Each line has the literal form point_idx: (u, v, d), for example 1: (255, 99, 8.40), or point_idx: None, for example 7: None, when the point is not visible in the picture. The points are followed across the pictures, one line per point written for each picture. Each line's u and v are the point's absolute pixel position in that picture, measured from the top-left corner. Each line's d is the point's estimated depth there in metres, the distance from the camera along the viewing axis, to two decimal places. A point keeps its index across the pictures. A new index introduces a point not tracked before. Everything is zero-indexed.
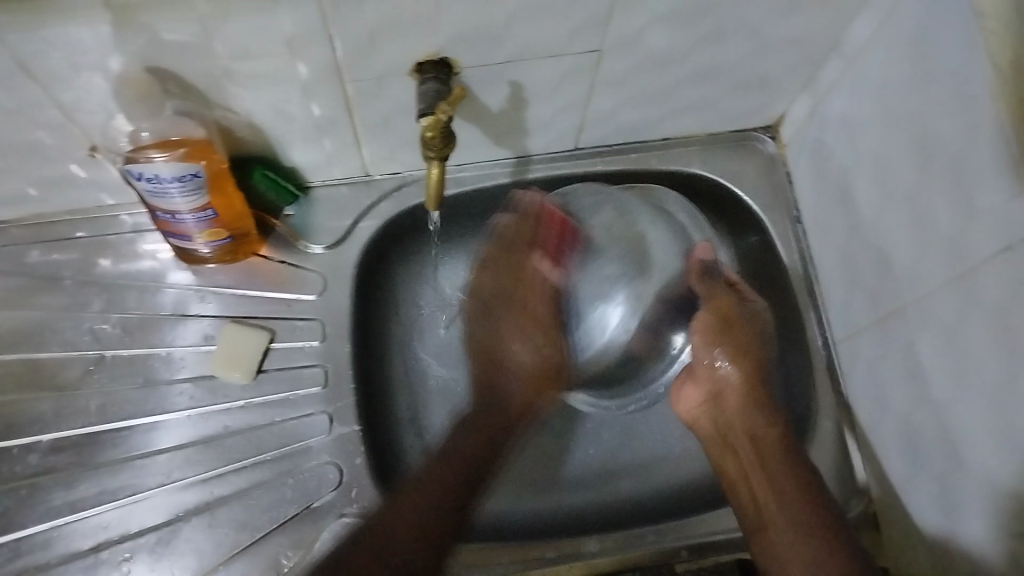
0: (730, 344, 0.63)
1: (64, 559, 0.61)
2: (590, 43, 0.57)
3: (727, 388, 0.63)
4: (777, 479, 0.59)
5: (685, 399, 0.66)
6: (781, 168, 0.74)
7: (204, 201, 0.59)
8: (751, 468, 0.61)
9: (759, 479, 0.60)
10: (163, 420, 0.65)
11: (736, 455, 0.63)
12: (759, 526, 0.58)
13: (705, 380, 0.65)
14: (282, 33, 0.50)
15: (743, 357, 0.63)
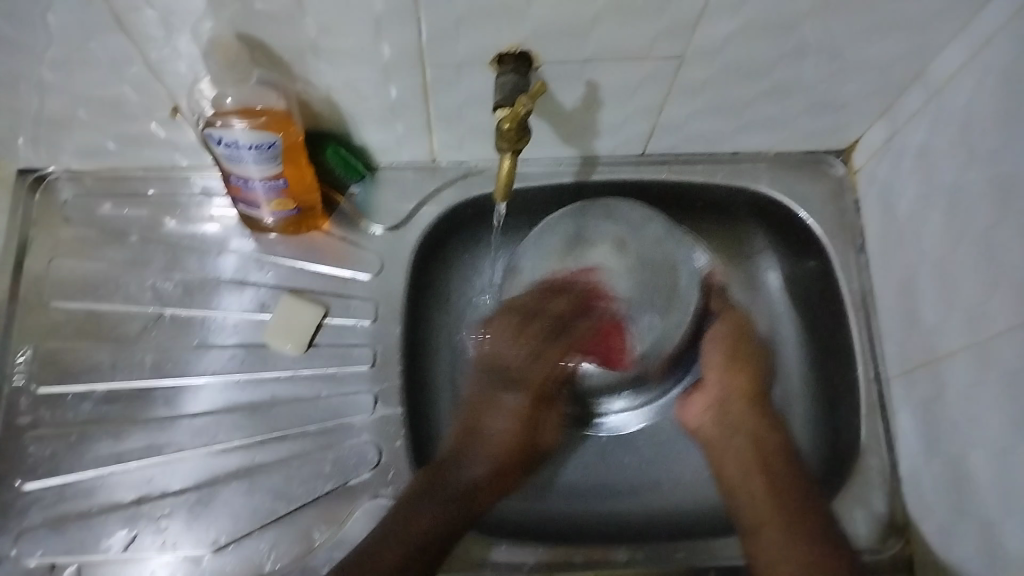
0: (735, 350, 0.68)
1: (105, 509, 0.62)
2: (675, 51, 0.56)
3: (728, 397, 0.67)
4: (762, 468, 0.63)
5: (694, 407, 0.69)
6: (849, 194, 0.73)
7: (277, 171, 0.59)
8: (755, 454, 0.64)
9: (759, 476, 0.62)
10: (198, 382, 0.66)
11: (742, 453, 0.64)
12: (756, 517, 0.60)
13: (709, 394, 0.68)
14: (373, 13, 0.50)
15: (748, 366, 0.68)
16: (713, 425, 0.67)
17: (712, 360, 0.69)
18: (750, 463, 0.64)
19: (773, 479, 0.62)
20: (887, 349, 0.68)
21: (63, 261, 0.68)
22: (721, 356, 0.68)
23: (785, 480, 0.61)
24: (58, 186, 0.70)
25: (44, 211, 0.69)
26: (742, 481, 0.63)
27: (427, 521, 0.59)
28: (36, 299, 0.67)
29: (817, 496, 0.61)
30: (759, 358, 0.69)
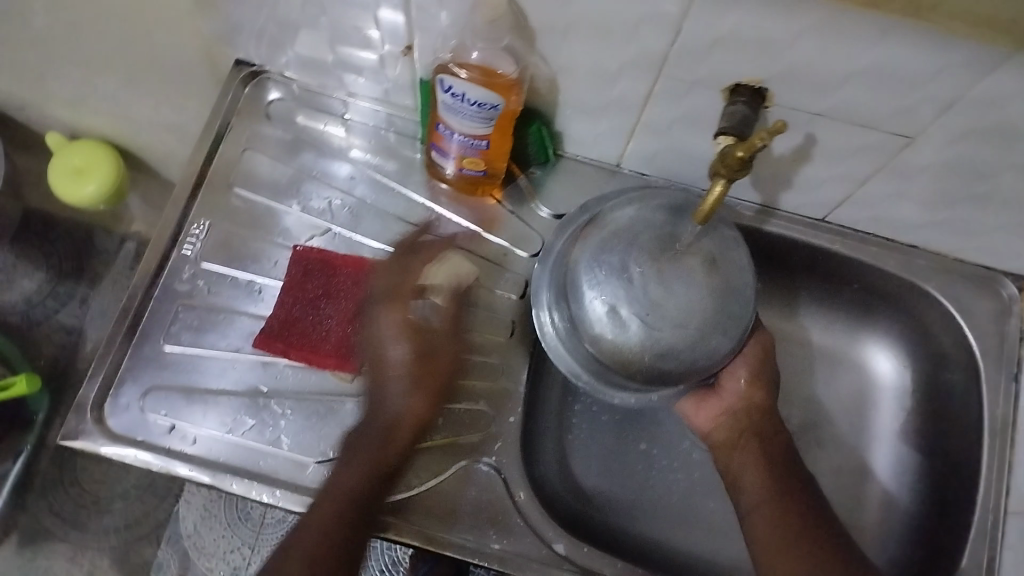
0: (762, 372, 0.65)
1: (232, 391, 0.65)
2: (908, 129, 0.56)
3: (747, 413, 0.65)
4: (763, 483, 0.62)
5: (709, 414, 0.66)
6: (1016, 320, 0.71)
7: (486, 135, 0.62)
8: (752, 473, 0.63)
9: (752, 472, 0.63)
10: None
11: (745, 456, 0.64)
12: (757, 515, 0.61)
13: (725, 402, 0.66)
14: (641, 11, 0.51)
15: (754, 389, 0.65)
16: (725, 430, 0.65)
17: (733, 369, 0.65)
18: (757, 472, 0.63)
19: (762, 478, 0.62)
20: (1013, 485, 0.66)
21: (254, 154, 0.72)
22: (747, 373, 0.65)
23: (788, 490, 0.62)
24: (268, 86, 0.73)
25: (248, 105, 0.72)
26: (746, 480, 0.63)
27: (350, 482, 0.59)
28: (221, 181, 0.71)
29: (822, 516, 0.62)
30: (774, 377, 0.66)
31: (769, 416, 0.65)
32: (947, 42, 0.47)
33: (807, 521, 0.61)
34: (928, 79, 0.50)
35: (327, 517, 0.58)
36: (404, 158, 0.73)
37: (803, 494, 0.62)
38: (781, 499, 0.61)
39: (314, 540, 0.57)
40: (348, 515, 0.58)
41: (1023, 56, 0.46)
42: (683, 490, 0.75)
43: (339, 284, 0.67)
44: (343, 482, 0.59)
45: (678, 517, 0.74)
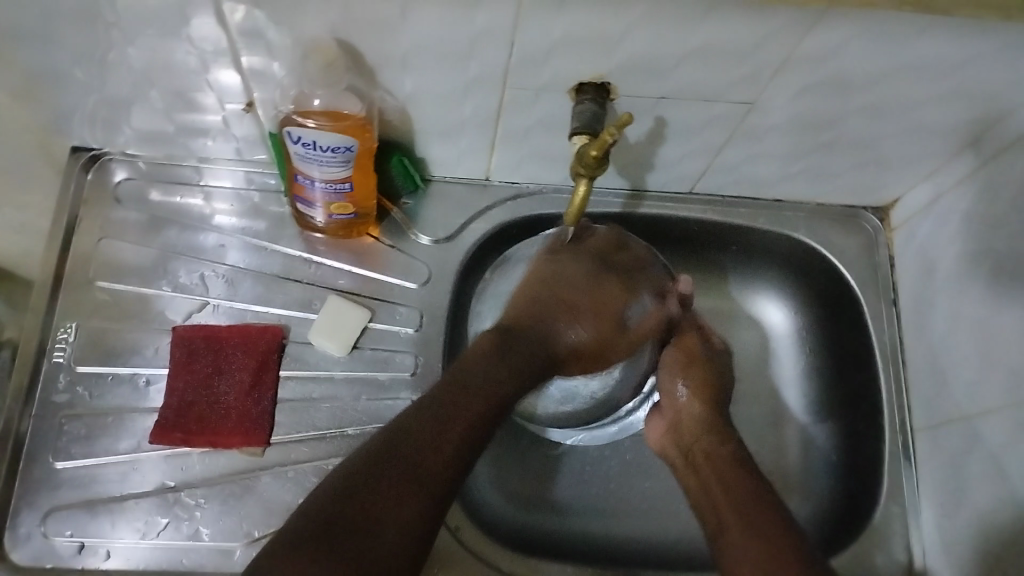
0: (692, 374, 0.68)
1: (138, 493, 0.62)
2: (747, 96, 0.58)
3: (684, 411, 0.67)
4: (729, 503, 0.55)
5: (658, 429, 0.68)
6: (883, 250, 0.75)
7: (350, 177, 0.61)
8: (723, 484, 0.57)
9: (718, 485, 0.58)
10: None
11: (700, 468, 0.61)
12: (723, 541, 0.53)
13: (670, 404, 0.68)
14: (472, 31, 0.52)
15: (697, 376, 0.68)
16: (675, 450, 0.65)
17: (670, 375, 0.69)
18: (725, 484, 0.57)
19: (731, 487, 0.57)
20: (912, 402, 0.70)
21: (113, 242, 0.68)
22: (686, 382, 0.67)
23: (750, 504, 0.54)
24: (112, 167, 0.70)
25: (95, 191, 0.69)
26: (714, 495, 0.57)
27: (440, 449, 0.51)
28: (82, 278, 0.67)
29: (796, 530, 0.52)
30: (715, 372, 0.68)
31: (715, 411, 0.66)
32: (761, 12, 0.49)
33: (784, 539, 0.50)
34: (754, 47, 0.53)
35: (419, 468, 0.49)
36: (271, 215, 0.71)
37: (765, 506, 0.54)
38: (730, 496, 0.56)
39: (406, 489, 0.48)
40: (423, 491, 0.49)
41: (831, 12, 0.49)
42: (619, 477, 0.75)
43: (228, 358, 0.65)
44: (423, 426, 0.52)
45: (619, 504, 0.73)
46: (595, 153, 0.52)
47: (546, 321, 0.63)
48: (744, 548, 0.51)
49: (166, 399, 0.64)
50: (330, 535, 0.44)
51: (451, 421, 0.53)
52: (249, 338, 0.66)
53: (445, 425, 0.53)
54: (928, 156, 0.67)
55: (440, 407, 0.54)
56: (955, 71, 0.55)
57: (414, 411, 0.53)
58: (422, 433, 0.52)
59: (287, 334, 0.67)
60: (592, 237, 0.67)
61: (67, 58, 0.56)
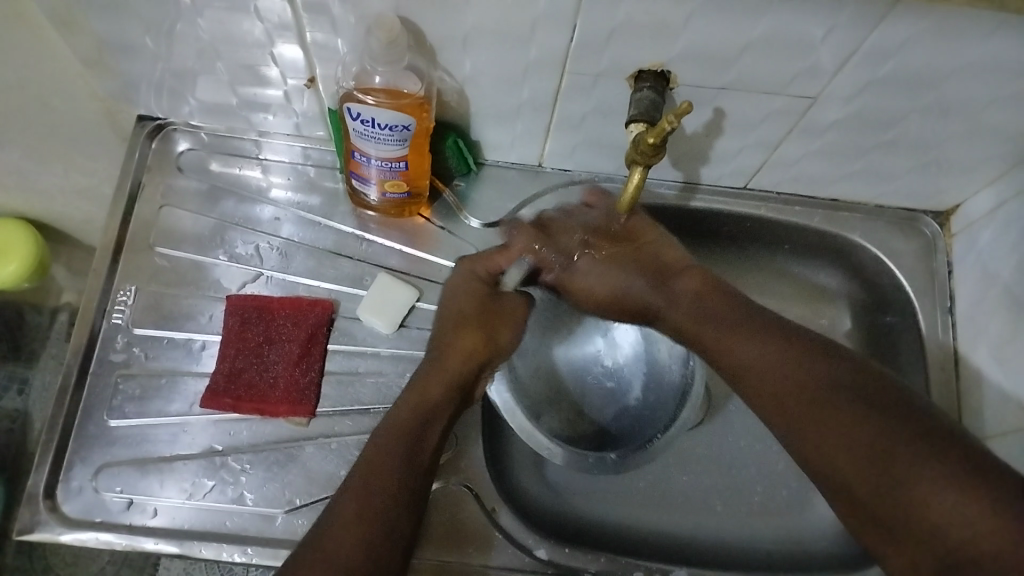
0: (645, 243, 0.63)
1: (186, 455, 0.63)
2: (810, 91, 0.57)
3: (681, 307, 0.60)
4: (796, 391, 0.51)
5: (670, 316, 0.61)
6: (942, 255, 0.73)
7: (405, 156, 0.62)
8: (795, 397, 0.51)
9: (770, 387, 0.52)
10: None
11: (731, 341, 0.56)
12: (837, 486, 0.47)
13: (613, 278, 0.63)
14: (535, 14, 0.52)
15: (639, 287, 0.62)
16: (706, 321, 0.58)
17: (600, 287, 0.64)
18: (766, 379, 0.53)
19: (817, 379, 0.50)
20: (965, 412, 0.69)
21: (171, 210, 0.70)
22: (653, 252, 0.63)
23: (841, 410, 0.48)
24: (175, 137, 0.72)
25: (156, 160, 0.71)
26: (788, 382, 0.51)
27: (391, 471, 0.53)
28: (141, 244, 0.69)
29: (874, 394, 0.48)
30: (599, 234, 0.65)
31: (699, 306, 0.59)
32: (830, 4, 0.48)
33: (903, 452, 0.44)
34: (820, 40, 0.52)
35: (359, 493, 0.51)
36: (327, 191, 0.72)
37: (844, 388, 0.49)
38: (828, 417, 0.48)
39: (363, 514, 0.50)
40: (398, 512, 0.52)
41: (902, 7, 0.48)
42: (655, 470, 0.74)
43: (278, 329, 0.66)
44: (386, 451, 0.54)
45: (657, 498, 0.73)
46: (652, 140, 0.51)
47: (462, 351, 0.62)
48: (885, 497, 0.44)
49: (218, 366, 0.65)
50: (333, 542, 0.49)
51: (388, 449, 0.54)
52: (300, 311, 0.67)
53: (414, 457, 0.55)
54: (998, 160, 0.65)
55: (395, 438, 0.56)
56: None
57: (386, 439, 0.55)
58: (390, 461, 0.54)
59: (336, 309, 0.68)
60: (509, 301, 0.66)
61: (135, 25, 0.57)
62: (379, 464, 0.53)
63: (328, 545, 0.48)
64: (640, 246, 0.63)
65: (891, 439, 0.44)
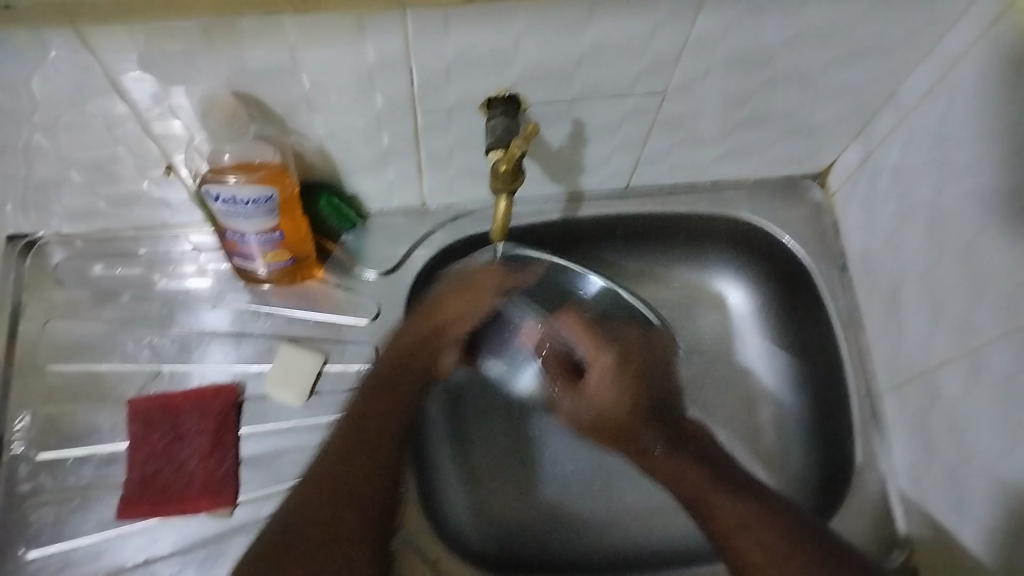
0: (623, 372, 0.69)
1: (110, 573, 0.61)
2: (657, 86, 0.58)
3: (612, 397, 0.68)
4: (678, 472, 0.62)
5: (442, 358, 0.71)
6: (828, 215, 0.75)
7: (278, 226, 0.61)
8: (377, 403, 0.63)
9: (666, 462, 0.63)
10: None
11: (470, 294, 0.70)
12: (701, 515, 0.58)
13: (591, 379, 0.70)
14: (367, 65, 0.52)
15: (445, 292, 0.70)
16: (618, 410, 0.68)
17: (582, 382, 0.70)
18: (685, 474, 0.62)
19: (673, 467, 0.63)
20: (876, 362, 0.70)
21: (57, 323, 0.68)
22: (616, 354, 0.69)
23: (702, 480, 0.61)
24: (48, 250, 0.70)
25: (33, 276, 0.69)
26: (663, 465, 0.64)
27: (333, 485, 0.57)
28: (30, 365, 0.67)
29: (779, 506, 0.57)
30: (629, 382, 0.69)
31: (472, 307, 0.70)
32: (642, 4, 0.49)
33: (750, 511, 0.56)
34: (648, 38, 0.53)
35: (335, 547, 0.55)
36: (215, 273, 0.70)
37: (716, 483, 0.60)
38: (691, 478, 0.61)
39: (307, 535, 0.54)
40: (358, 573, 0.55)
41: None
42: (599, 479, 0.74)
43: (187, 424, 0.65)
44: (333, 471, 0.58)
45: (607, 510, 0.73)
46: (507, 167, 0.52)
47: (398, 416, 0.63)
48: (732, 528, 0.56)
49: (129, 474, 0.63)
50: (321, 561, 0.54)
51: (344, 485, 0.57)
52: (203, 401, 0.65)
53: (364, 467, 0.59)
54: (853, 116, 0.66)
55: (330, 465, 0.59)
56: (854, 32, 0.56)
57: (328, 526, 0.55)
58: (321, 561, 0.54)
59: (243, 390, 0.67)
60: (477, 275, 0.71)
61: None
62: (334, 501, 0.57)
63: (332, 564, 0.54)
64: (653, 381, 0.70)
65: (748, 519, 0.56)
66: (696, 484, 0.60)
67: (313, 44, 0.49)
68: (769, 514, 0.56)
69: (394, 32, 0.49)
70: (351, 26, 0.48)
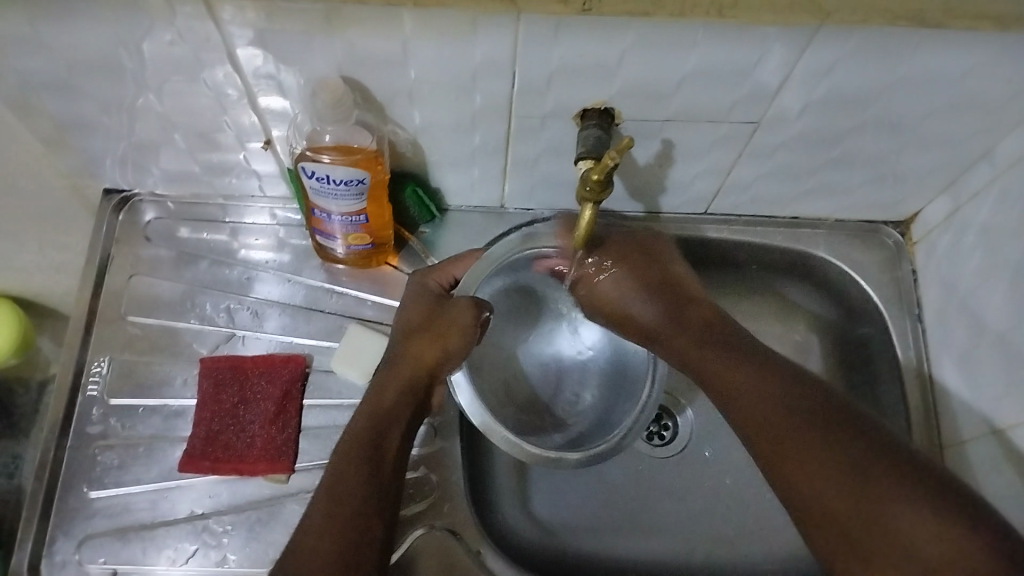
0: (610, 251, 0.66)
1: (166, 522, 0.64)
2: (752, 115, 0.59)
3: (685, 336, 0.63)
4: (734, 380, 0.58)
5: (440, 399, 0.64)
6: (907, 263, 0.74)
7: (364, 209, 0.63)
8: (378, 414, 0.59)
9: (739, 387, 0.58)
10: None
11: (428, 337, 0.62)
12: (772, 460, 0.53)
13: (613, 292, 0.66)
14: (473, 64, 0.53)
15: (434, 309, 0.64)
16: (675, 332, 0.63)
17: (607, 300, 0.67)
18: (747, 390, 0.57)
19: (742, 382, 0.58)
20: (940, 417, 0.69)
21: (143, 278, 0.71)
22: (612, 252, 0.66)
23: (760, 391, 0.56)
24: (142, 208, 0.73)
25: (125, 230, 0.72)
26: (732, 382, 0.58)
27: (354, 471, 0.55)
28: (112, 314, 0.70)
29: (830, 413, 0.53)
30: (646, 275, 0.65)
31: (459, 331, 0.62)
32: (751, 34, 0.50)
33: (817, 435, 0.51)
34: (752, 67, 0.53)
35: (346, 514, 0.53)
36: (295, 248, 0.73)
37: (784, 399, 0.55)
38: (762, 392, 0.56)
39: (328, 536, 0.52)
40: (370, 539, 0.53)
41: (823, 33, 0.50)
42: (644, 496, 0.74)
43: (254, 388, 0.67)
44: (348, 458, 0.56)
45: (649, 528, 0.73)
46: (598, 177, 0.53)
47: (401, 418, 0.60)
48: (802, 456, 0.51)
49: (194, 430, 0.66)
50: (333, 529, 0.52)
51: (351, 463, 0.56)
52: (272, 368, 0.68)
53: (377, 447, 0.57)
54: (946, 168, 0.66)
55: (346, 469, 0.55)
56: (960, 83, 0.55)
57: (336, 484, 0.55)
58: (339, 525, 0.52)
59: (309, 363, 0.69)
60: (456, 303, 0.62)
61: (92, 106, 0.59)
62: (340, 479, 0.55)
63: (343, 525, 0.52)
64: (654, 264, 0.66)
65: (838, 444, 0.50)
66: (762, 395, 0.56)
67: (426, 39, 0.51)
68: (844, 439, 0.50)
69: (505, 36, 0.50)
70: (464, 24, 0.50)
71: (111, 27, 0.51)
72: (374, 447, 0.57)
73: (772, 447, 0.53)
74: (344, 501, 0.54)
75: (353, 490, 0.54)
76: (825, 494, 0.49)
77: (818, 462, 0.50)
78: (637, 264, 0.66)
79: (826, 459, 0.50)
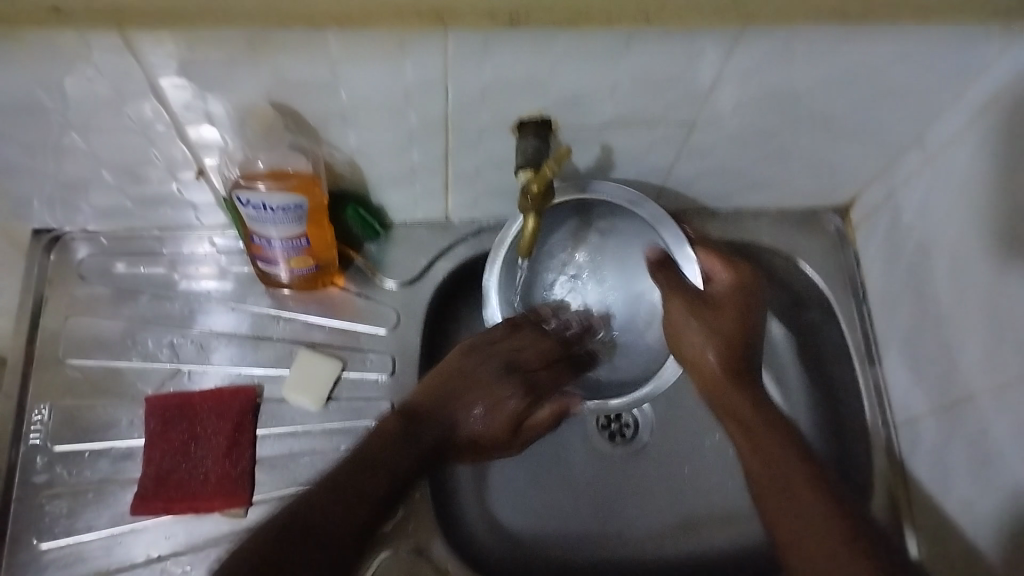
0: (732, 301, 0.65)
1: (122, 569, 0.62)
2: (688, 116, 0.59)
3: (732, 389, 0.64)
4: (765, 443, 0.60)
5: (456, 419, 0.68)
6: (848, 248, 0.76)
7: (305, 233, 0.62)
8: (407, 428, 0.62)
9: (763, 456, 0.59)
10: None
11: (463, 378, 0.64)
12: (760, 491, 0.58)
13: (687, 331, 0.65)
14: (406, 82, 0.52)
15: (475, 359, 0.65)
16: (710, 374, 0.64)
17: (688, 340, 0.65)
18: (779, 469, 0.58)
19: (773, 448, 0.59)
20: (890, 397, 0.70)
21: (81, 318, 0.69)
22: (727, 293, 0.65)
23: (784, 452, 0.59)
24: (74, 246, 0.71)
25: (59, 270, 0.70)
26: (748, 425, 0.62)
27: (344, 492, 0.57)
28: (51, 358, 0.68)
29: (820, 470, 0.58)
30: (734, 335, 0.64)
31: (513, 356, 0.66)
32: (681, 38, 0.50)
33: (815, 486, 0.56)
34: (684, 70, 0.53)
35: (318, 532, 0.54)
36: (238, 275, 0.71)
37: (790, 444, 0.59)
38: (763, 441, 0.60)
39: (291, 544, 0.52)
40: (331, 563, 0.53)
41: (751, 33, 0.50)
42: (609, 496, 0.75)
43: (203, 423, 0.65)
44: (350, 475, 0.58)
45: (617, 528, 0.73)
46: (537, 188, 0.53)
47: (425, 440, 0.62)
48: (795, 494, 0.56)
49: (145, 471, 0.64)
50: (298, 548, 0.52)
51: (349, 481, 0.58)
52: (221, 401, 0.66)
53: (375, 471, 0.59)
54: (880, 154, 0.67)
55: (340, 485, 0.57)
56: (887, 73, 0.56)
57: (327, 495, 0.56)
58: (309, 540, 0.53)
59: (260, 393, 0.68)
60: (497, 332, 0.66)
61: (13, 147, 0.57)
62: (327, 496, 0.56)
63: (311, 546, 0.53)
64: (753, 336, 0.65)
65: (805, 486, 0.56)
66: (777, 450, 0.59)
67: (356, 60, 0.50)
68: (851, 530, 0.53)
69: (437, 54, 0.50)
70: (393, 44, 0.49)
71: (24, 67, 0.48)
72: (379, 470, 0.59)
73: (779, 505, 0.56)
74: (321, 524, 0.54)
75: (335, 510, 0.56)
76: (789, 518, 0.55)
77: (806, 496, 0.55)
78: (742, 320, 0.65)
79: (812, 506, 0.55)
